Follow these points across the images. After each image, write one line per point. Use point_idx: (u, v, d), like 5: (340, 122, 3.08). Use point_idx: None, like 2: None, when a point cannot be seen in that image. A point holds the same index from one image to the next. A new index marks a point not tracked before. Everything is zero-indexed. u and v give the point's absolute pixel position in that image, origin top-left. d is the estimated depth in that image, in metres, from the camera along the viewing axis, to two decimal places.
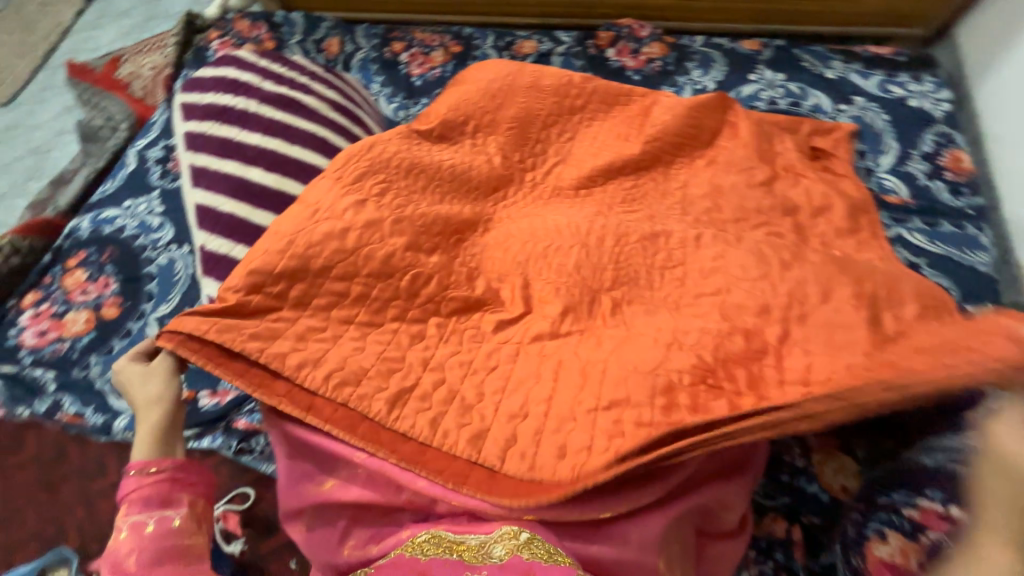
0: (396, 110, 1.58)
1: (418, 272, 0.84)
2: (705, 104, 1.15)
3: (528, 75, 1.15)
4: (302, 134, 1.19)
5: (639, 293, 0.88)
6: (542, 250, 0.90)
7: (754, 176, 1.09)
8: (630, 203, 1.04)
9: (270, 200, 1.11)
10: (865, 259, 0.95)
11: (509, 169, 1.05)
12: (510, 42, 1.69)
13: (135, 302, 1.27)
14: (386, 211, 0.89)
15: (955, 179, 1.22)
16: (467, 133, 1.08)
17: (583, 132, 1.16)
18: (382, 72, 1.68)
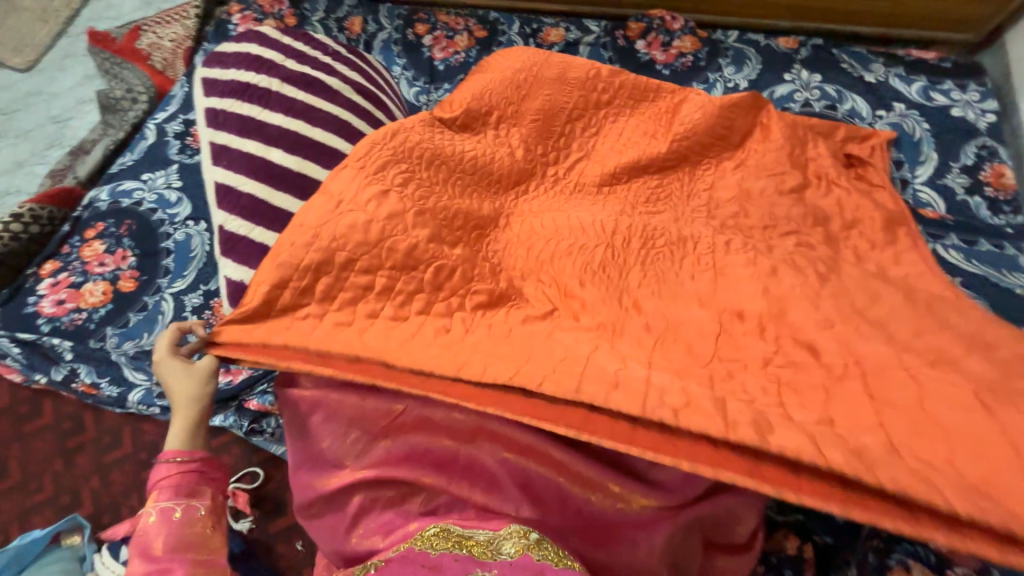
0: (417, 93, 1.59)
1: (444, 262, 0.79)
2: (740, 106, 1.12)
3: (555, 66, 1.13)
4: (325, 116, 1.18)
5: (669, 291, 0.85)
6: (566, 250, 0.88)
7: (786, 182, 1.07)
8: (654, 203, 1.03)
9: (289, 183, 1.11)
10: (895, 277, 0.92)
11: (531, 165, 1.03)
12: (536, 28, 1.66)
13: (151, 276, 1.29)
14: (409, 201, 0.82)
15: (995, 195, 1.16)
16: (489, 125, 1.06)
17: (608, 127, 1.14)
18: (405, 55, 1.66)
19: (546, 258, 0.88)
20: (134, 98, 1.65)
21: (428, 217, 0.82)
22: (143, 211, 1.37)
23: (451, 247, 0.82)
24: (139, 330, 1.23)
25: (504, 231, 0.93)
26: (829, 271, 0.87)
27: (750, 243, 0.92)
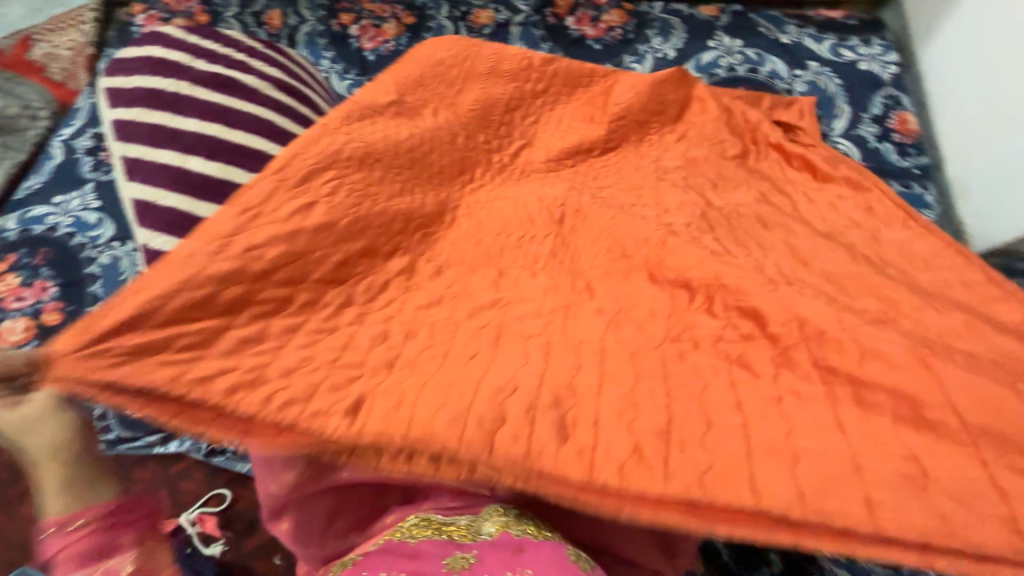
0: (348, 86, 1.49)
1: (377, 276, 0.76)
2: (668, 81, 1.17)
3: (487, 57, 1.12)
4: (245, 116, 1.09)
5: (618, 266, 0.86)
6: (510, 244, 0.88)
7: (727, 150, 1.13)
8: (602, 180, 1.04)
9: (212, 191, 1.01)
10: (831, 224, 0.98)
11: (468, 156, 0.99)
12: (466, 11, 1.61)
13: (81, 305, 1.16)
14: (340, 207, 0.78)
15: (902, 141, 1.27)
16: (424, 115, 1.02)
17: (548, 115, 1.14)
18: (331, 47, 1.57)
19: (495, 252, 0.86)
20: (34, 115, 1.47)
21: (364, 228, 0.78)
22: (59, 237, 1.24)
23: (386, 257, 0.79)
24: None
25: (450, 226, 0.89)
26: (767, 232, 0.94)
27: (690, 201, 0.98)
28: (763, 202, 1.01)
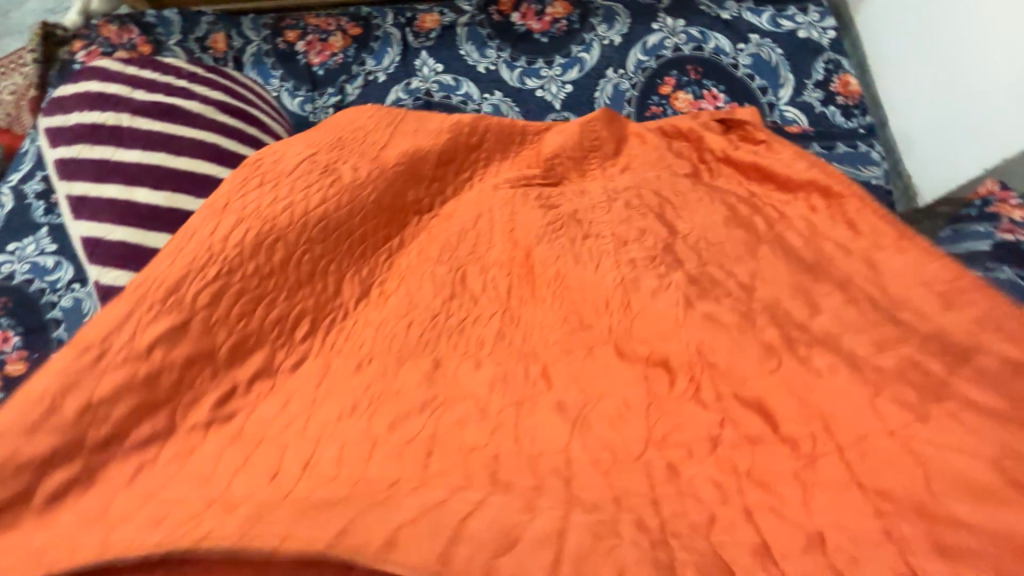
0: (302, 104, 1.44)
1: (265, 403, 0.81)
2: (599, 120, 1.18)
3: (411, 123, 1.20)
4: (188, 143, 1.02)
5: (573, 337, 0.85)
6: (433, 326, 0.89)
7: (676, 171, 1.07)
8: (548, 199, 1.05)
9: (168, 221, 0.95)
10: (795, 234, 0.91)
11: (390, 218, 1.04)
12: (412, 16, 1.54)
13: (45, 352, 1.14)
14: (230, 330, 0.84)
15: (847, 102, 1.31)
16: (336, 190, 1.00)
17: (482, 173, 1.16)
18: (280, 66, 1.50)
19: (432, 341, 0.87)
20: None
21: (254, 346, 0.84)
22: (18, 284, 1.21)
23: (285, 371, 0.85)
24: None
25: (366, 304, 0.95)
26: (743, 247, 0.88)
27: (651, 228, 0.92)
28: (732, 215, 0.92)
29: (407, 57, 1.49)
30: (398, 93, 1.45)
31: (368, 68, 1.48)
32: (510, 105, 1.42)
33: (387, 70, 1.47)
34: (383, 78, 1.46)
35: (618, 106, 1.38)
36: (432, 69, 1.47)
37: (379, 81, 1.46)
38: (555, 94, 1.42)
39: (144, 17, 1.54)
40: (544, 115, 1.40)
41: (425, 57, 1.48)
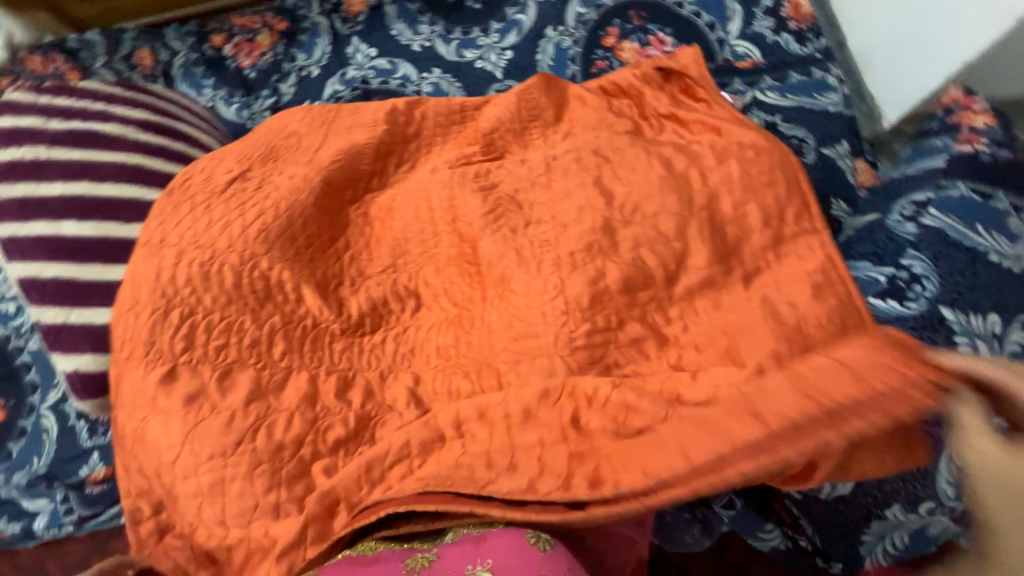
0: (238, 110, 1.37)
1: (274, 419, 0.80)
2: (535, 86, 1.12)
3: (346, 118, 1.17)
4: (112, 167, 0.99)
5: (525, 317, 0.83)
6: (391, 334, 0.94)
7: (618, 129, 1.01)
8: (484, 176, 1.01)
9: (99, 251, 0.93)
10: (758, 153, 0.81)
11: (332, 220, 1.01)
12: (338, 2, 1.47)
13: (20, 397, 1.15)
14: (208, 367, 0.83)
15: (799, 27, 1.23)
16: (277, 198, 0.96)
17: (425, 159, 1.14)
18: (210, 74, 1.44)
19: (409, 352, 0.92)
20: None
21: (239, 373, 0.83)
22: None
23: (275, 390, 0.83)
24: (26, 457, 1.10)
25: (334, 309, 0.92)
26: (694, 191, 0.81)
27: (589, 202, 0.87)
28: (678, 161, 0.85)
29: (339, 46, 1.42)
30: (334, 85, 1.38)
31: (299, 63, 1.41)
32: (450, 82, 1.35)
33: (319, 62, 1.41)
34: (316, 71, 1.40)
35: (562, 67, 1.31)
36: (365, 55, 1.40)
37: (313, 76, 1.39)
38: (495, 63, 1.35)
39: (66, 42, 1.48)
40: (487, 87, 1.33)
41: (356, 43, 1.42)
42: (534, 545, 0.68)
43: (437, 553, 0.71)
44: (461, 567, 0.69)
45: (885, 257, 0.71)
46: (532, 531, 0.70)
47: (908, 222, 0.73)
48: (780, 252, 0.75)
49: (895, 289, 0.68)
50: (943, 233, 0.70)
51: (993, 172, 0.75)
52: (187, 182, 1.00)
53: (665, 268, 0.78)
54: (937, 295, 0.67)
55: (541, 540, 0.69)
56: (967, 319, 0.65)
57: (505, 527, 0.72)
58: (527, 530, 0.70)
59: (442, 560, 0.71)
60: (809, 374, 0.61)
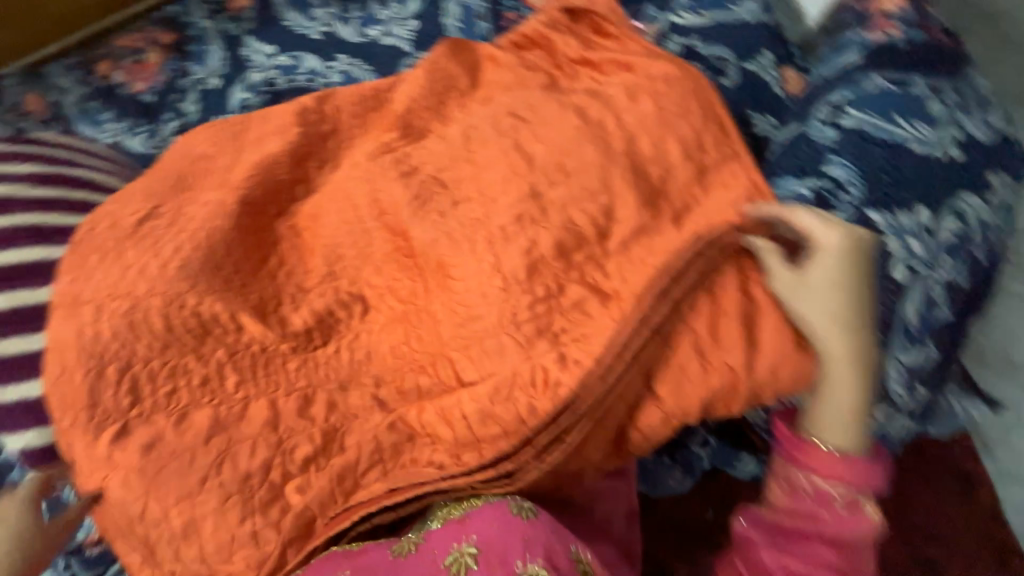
0: (146, 140, 1.25)
1: (237, 449, 0.79)
2: (442, 54, 1.06)
3: (254, 127, 1.09)
4: (11, 232, 0.93)
5: (468, 299, 0.80)
6: (342, 343, 0.90)
7: (537, 84, 0.95)
8: (403, 161, 0.96)
9: (22, 322, 0.90)
10: (667, 84, 0.78)
11: (259, 239, 0.97)
12: (219, 1, 1.40)
13: None
14: (159, 414, 0.81)
15: None
16: (195, 229, 0.92)
17: (347, 154, 1.08)
18: (107, 106, 1.30)
19: (364, 357, 0.89)
20: None
21: (195, 414, 0.81)
22: None
23: (234, 421, 0.81)
24: None
25: (278, 330, 0.89)
26: (612, 136, 0.78)
27: (511, 169, 0.83)
28: (593, 107, 0.81)
29: (233, 50, 1.33)
30: (238, 94, 1.27)
31: (196, 76, 1.32)
32: (359, 65, 1.26)
33: (217, 71, 1.31)
34: (216, 82, 1.30)
35: (472, 27, 1.23)
36: (264, 54, 1.31)
37: (214, 88, 1.30)
38: (401, 36, 1.27)
39: None
40: (397, 63, 1.25)
41: (251, 43, 1.33)
42: (516, 514, 0.72)
43: (423, 538, 0.74)
44: (445, 546, 0.71)
45: (808, 168, 0.68)
46: (514, 505, 0.73)
47: (829, 126, 0.69)
48: (706, 183, 0.72)
49: (821, 201, 0.66)
50: (864, 132, 0.68)
51: (909, 56, 0.72)
52: (94, 231, 0.95)
53: (596, 224, 0.75)
54: (862, 199, 0.65)
55: (523, 509, 0.72)
56: (893, 217, 0.65)
57: (487, 503, 0.75)
58: (509, 501, 0.74)
59: (427, 545, 0.73)
60: (698, 279, 0.69)
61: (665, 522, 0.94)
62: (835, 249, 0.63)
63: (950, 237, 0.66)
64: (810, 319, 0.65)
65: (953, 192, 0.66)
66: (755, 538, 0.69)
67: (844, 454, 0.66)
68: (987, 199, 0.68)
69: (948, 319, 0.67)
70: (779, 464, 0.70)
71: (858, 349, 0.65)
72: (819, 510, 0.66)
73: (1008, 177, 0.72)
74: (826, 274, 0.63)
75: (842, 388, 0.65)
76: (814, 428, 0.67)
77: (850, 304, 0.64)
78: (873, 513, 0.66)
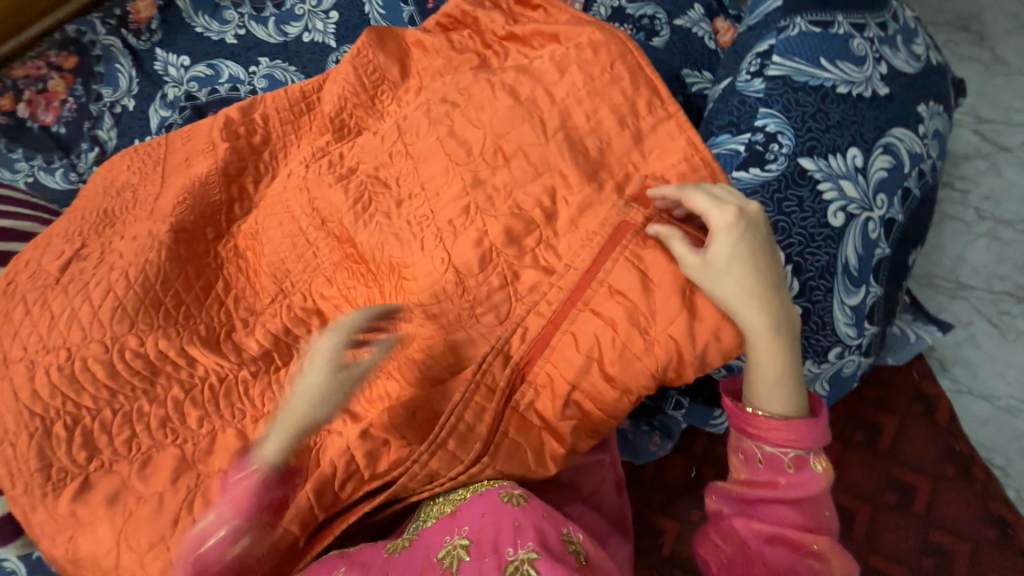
0: (65, 175, 1.17)
1: (206, 484, 0.75)
2: (366, 44, 0.99)
3: (181, 151, 1.04)
4: None
5: (424, 299, 0.77)
6: (303, 357, 0.85)
7: (466, 67, 0.91)
8: (338, 164, 0.92)
9: None
10: (598, 50, 0.75)
11: (199, 266, 0.92)
12: (122, 12, 1.27)
13: None
14: (119, 463, 0.77)
15: None
16: (127, 264, 0.87)
17: (283, 164, 1.02)
18: (14, 144, 1.18)
19: None
20: None
21: (159, 456, 0.77)
22: None
23: (201, 457, 0.78)
24: None
25: (234, 357, 0.85)
26: (547, 113, 0.75)
27: (450, 158, 0.80)
28: (525, 84, 0.78)
29: (144, 66, 1.24)
30: (159, 112, 1.20)
31: (107, 99, 1.22)
32: (284, 68, 1.19)
33: (130, 91, 1.22)
34: (131, 102, 1.22)
35: (397, 12, 1.17)
36: (179, 67, 1.22)
37: (130, 109, 1.21)
38: (323, 30, 1.21)
39: None
40: (324, 61, 1.19)
41: (162, 55, 1.24)
42: (507, 501, 0.64)
43: (417, 535, 0.66)
44: (437, 540, 0.63)
45: (740, 124, 0.68)
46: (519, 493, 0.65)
47: (755, 78, 0.69)
48: (645, 149, 0.71)
49: (754, 156, 0.65)
50: (789, 80, 0.67)
51: None
52: (18, 285, 0.90)
53: (543, 206, 0.73)
54: (794, 148, 0.65)
55: (513, 495, 0.65)
56: (826, 162, 0.64)
57: (479, 492, 0.67)
58: (498, 490, 0.66)
59: (420, 540, 0.64)
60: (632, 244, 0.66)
61: (652, 488, 0.95)
62: (728, 223, 0.60)
63: (884, 173, 0.66)
64: (725, 297, 0.60)
65: (881, 129, 0.67)
66: (723, 510, 0.68)
67: (786, 420, 0.64)
68: (915, 130, 0.69)
69: (888, 254, 0.67)
70: (733, 436, 0.68)
71: (778, 317, 0.61)
72: (773, 476, 0.65)
73: (936, 104, 0.73)
74: (726, 252, 0.60)
75: (770, 361, 0.62)
76: (756, 401, 0.65)
77: (758, 275, 0.60)
78: (822, 467, 0.64)
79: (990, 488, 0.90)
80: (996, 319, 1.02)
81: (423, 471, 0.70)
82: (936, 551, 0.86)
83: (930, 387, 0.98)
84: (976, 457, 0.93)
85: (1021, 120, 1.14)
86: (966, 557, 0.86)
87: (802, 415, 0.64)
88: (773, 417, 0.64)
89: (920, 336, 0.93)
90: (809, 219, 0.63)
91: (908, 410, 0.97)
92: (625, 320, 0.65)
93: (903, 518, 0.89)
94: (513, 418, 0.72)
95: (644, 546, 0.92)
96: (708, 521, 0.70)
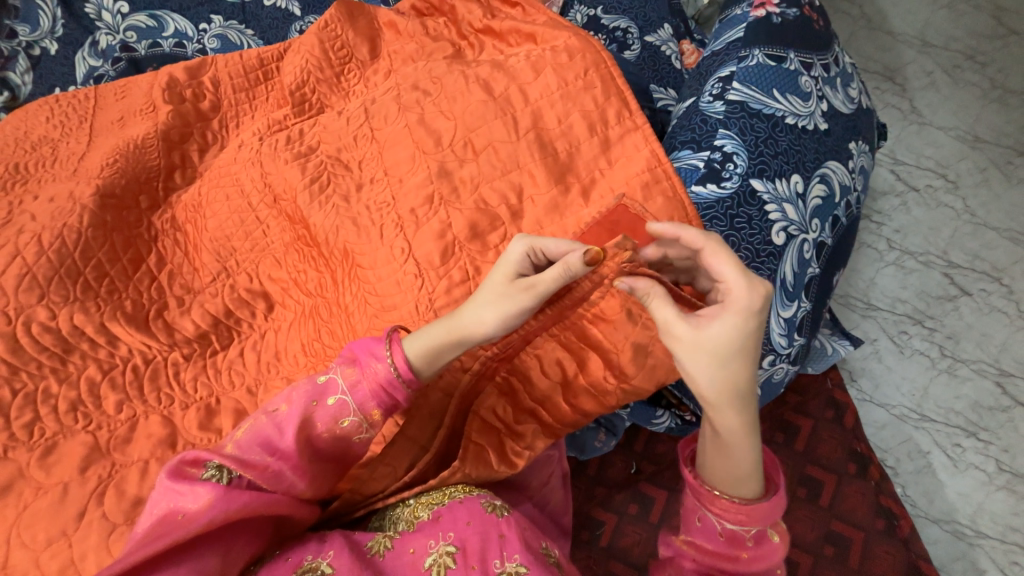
0: None
1: (122, 474, 0.67)
2: (335, 17, 0.95)
3: (114, 108, 0.94)
4: None
5: (376, 287, 0.74)
6: (248, 344, 0.81)
7: (439, 55, 0.89)
8: (297, 138, 0.87)
9: None
10: (571, 56, 0.77)
11: (126, 236, 0.83)
12: None
13: None
14: (15, 450, 0.68)
15: None
16: (44, 227, 0.79)
17: (233, 133, 0.95)
18: None
19: (274, 358, 0.79)
20: None
21: (67, 443, 0.69)
22: None
23: (120, 443, 0.70)
24: None
25: (164, 337, 0.78)
26: (518, 113, 0.76)
27: (418, 147, 0.78)
28: (498, 81, 0.78)
29: (71, 6, 1.10)
30: (87, 60, 1.07)
31: (23, 38, 1.07)
32: (239, 30, 1.11)
33: (53, 33, 1.08)
34: (54, 46, 1.08)
35: None
36: (114, 13, 1.09)
37: (51, 53, 1.08)
38: None
39: None
40: (286, 28, 1.12)
41: None
42: (492, 512, 0.62)
43: (398, 536, 0.62)
44: (421, 545, 0.60)
45: (701, 141, 0.72)
46: (503, 504, 0.64)
47: (717, 100, 0.73)
48: (611, 157, 0.73)
49: (712, 173, 0.69)
50: (747, 106, 0.72)
51: (785, 30, 0.78)
52: None
53: (508, 203, 0.73)
54: (747, 169, 0.69)
55: (496, 505, 0.63)
56: (774, 185, 0.70)
57: (458, 500, 0.64)
58: (483, 498, 0.64)
59: (402, 545, 0.61)
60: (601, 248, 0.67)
61: (594, 483, 1.00)
62: (746, 305, 0.53)
63: (818, 200, 0.73)
64: (707, 383, 0.55)
65: (819, 160, 0.74)
66: (675, 551, 0.65)
67: (747, 504, 0.60)
68: (845, 165, 0.77)
69: (817, 273, 0.74)
70: (689, 499, 0.64)
71: (751, 410, 0.57)
72: (733, 547, 0.61)
73: (863, 143, 0.81)
74: (727, 337, 0.53)
75: (742, 454, 0.59)
76: (721, 484, 0.61)
77: (748, 372, 0.55)
78: (780, 538, 0.61)
79: (883, 484, 1.03)
80: (896, 337, 1.16)
81: (383, 462, 0.67)
82: (835, 540, 0.97)
83: (840, 394, 1.10)
84: (873, 458, 1.05)
85: (928, 166, 1.31)
86: (859, 545, 0.97)
87: (761, 496, 0.61)
88: (735, 500, 0.60)
89: (835, 349, 1.04)
90: (756, 236, 0.68)
91: (821, 416, 1.08)
92: (580, 322, 0.68)
93: (810, 511, 0.99)
94: (474, 421, 0.70)
95: (583, 538, 0.96)
96: (662, 560, 0.66)
